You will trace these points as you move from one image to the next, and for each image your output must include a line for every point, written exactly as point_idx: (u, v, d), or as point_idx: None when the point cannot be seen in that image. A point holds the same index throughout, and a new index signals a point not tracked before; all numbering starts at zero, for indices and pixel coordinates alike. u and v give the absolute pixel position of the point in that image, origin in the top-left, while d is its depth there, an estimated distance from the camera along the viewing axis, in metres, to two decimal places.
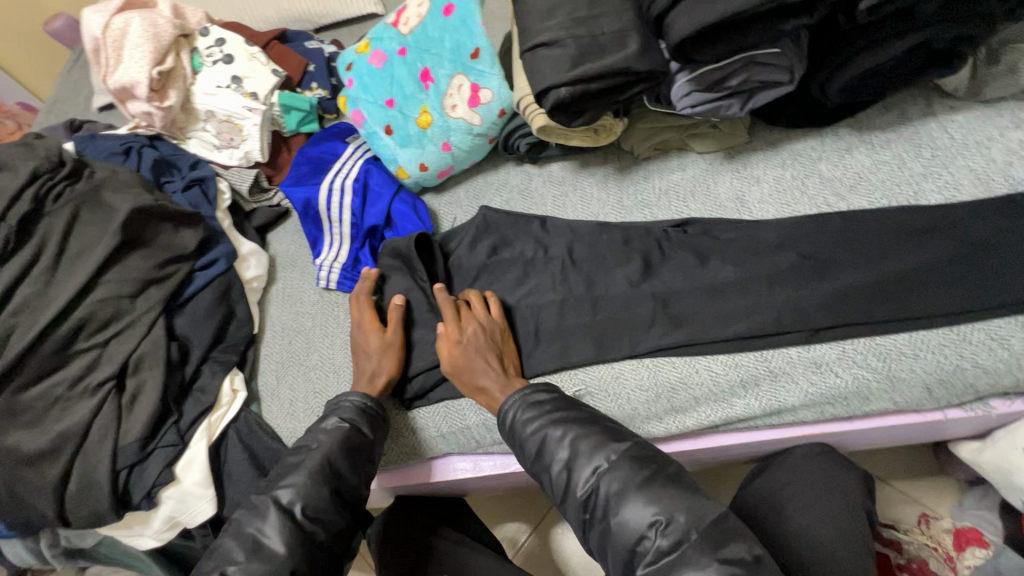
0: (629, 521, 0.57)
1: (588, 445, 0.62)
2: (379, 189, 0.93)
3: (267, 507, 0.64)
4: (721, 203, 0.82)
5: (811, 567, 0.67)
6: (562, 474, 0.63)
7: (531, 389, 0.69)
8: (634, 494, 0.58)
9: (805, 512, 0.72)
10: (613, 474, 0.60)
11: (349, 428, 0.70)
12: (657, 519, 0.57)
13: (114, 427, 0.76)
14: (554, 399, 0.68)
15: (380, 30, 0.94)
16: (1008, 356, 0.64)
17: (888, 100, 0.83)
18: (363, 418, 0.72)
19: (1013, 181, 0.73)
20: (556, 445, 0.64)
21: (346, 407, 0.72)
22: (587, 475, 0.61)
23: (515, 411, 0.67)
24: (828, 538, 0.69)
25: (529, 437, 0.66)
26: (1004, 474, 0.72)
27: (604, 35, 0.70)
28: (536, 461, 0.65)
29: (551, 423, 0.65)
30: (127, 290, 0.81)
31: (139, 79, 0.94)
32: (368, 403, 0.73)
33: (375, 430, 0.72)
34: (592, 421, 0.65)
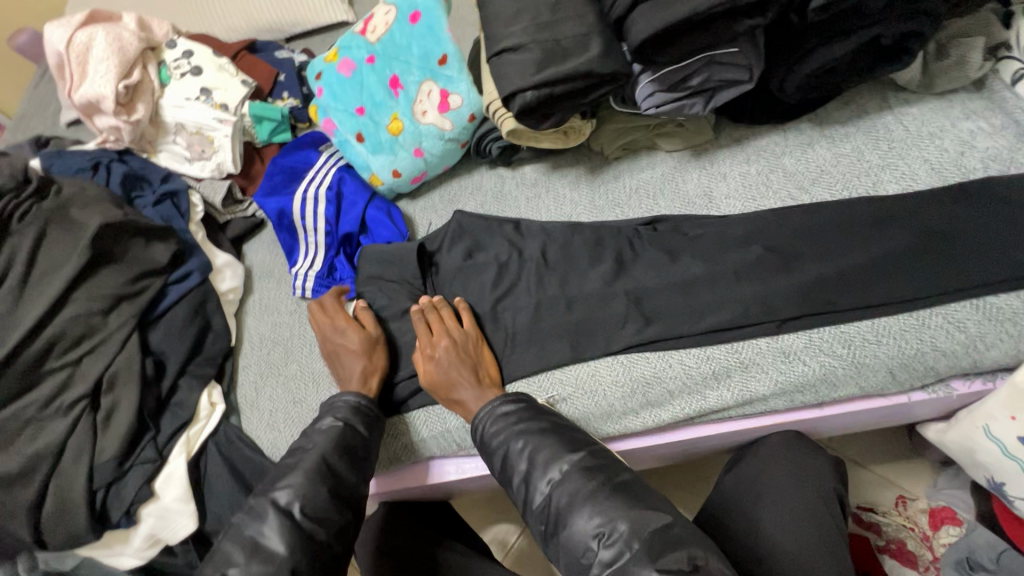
0: (576, 533, 0.59)
1: (546, 456, 0.64)
2: (353, 197, 0.92)
3: (265, 508, 0.63)
4: (691, 199, 0.84)
5: (763, 561, 0.68)
6: (522, 485, 0.65)
7: (500, 401, 0.70)
8: (580, 506, 0.59)
9: (769, 511, 0.73)
10: (564, 487, 0.61)
11: (344, 427, 0.70)
12: (600, 531, 0.58)
13: (90, 446, 0.75)
14: (521, 410, 0.69)
15: (348, 39, 0.94)
16: (964, 338, 0.67)
17: (847, 96, 0.86)
18: (358, 417, 0.72)
19: (965, 171, 0.75)
20: (516, 458, 0.65)
21: (340, 406, 0.72)
22: (543, 487, 0.63)
23: (484, 423, 0.69)
24: (789, 538, 0.69)
25: (495, 449, 0.67)
26: (969, 453, 0.74)
27: (567, 39, 0.72)
28: (501, 472, 0.67)
29: (514, 435, 0.67)
30: (99, 307, 0.80)
31: (105, 93, 0.92)
32: (361, 402, 0.73)
33: (371, 429, 0.73)
34: (553, 432, 0.66)
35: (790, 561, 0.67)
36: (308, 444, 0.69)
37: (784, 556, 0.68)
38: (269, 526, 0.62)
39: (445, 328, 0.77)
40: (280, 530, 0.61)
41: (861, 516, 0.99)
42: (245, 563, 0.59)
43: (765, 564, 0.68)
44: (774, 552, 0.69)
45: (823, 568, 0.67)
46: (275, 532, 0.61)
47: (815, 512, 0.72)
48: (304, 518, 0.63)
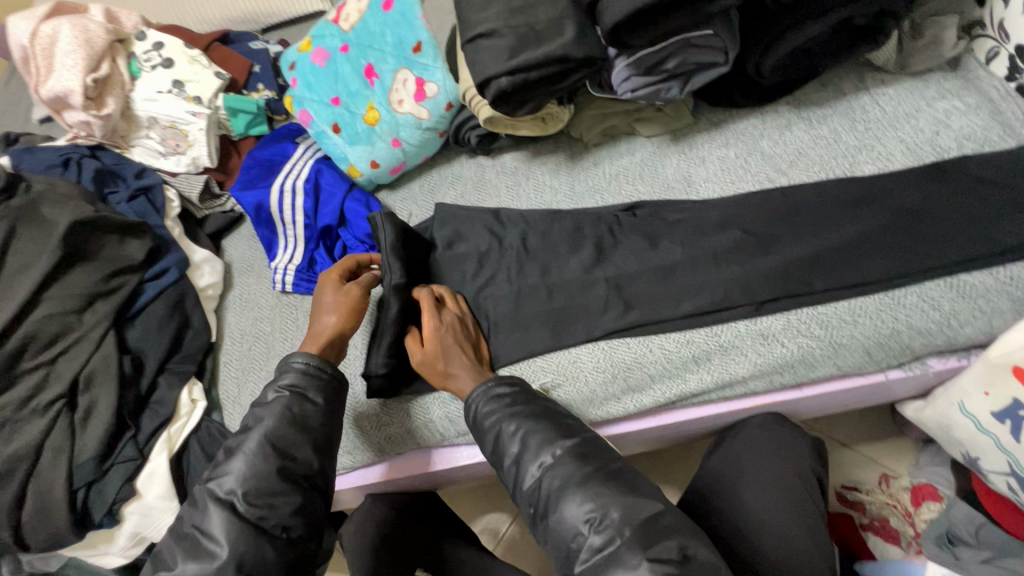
0: (566, 518, 0.59)
1: (537, 440, 0.63)
2: (331, 188, 0.91)
3: (205, 503, 0.62)
4: (670, 184, 0.84)
5: (745, 536, 0.70)
6: (512, 467, 0.64)
7: (494, 381, 0.69)
8: (573, 491, 0.59)
9: (751, 487, 0.74)
10: (556, 470, 0.61)
11: (289, 398, 0.67)
12: (591, 516, 0.58)
13: (68, 446, 0.74)
14: (515, 392, 0.68)
15: (322, 28, 0.93)
16: (938, 316, 0.68)
17: (825, 77, 0.86)
18: (309, 383, 0.68)
19: (939, 150, 0.76)
20: (508, 440, 0.65)
21: (292, 369, 0.69)
22: (534, 471, 0.62)
23: (477, 404, 0.68)
24: (769, 513, 0.71)
25: (486, 430, 0.66)
26: (945, 430, 0.75)
27: (541, 24, 0.71)
28: (492, 454, 0.66)
29: (507, 417, 0.66)
30: (73, 306, 0.79)
31: (73, 88, 0.90)
32: (316, 366, 0.69)
33: (322, 395, 0.69)
34: (546, 416, 0.65)
35: (769, 534, 0.69)
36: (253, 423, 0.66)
37: (765, 531, 0.70)
38: (211, 521, 0.61)
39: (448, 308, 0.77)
40: (227, 528, 0.60)
41: (846, 496, 1.01)
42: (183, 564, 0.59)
43: (746, 539, 0.70)
44: (755, 528, 0.70)
45: (797, 540, 0.69)
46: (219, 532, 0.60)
47: (791, 487, 0.73)
48: (246, 509, 0.61)
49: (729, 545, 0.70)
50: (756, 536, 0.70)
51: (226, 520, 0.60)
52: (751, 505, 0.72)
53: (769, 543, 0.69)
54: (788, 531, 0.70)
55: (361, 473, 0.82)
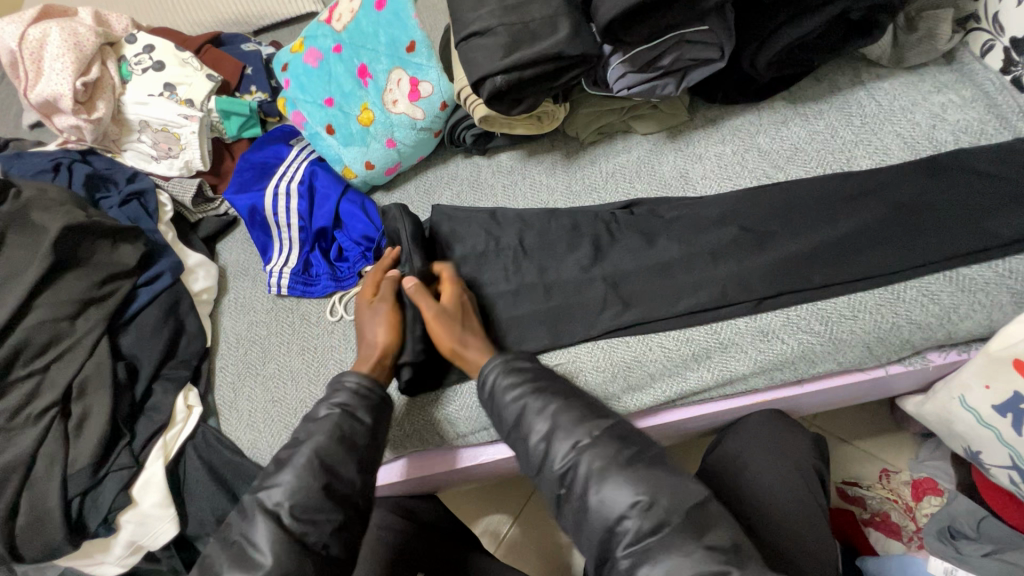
0: (608, 501, 0.57)
1: (568, 419, 0.62)
2: (325, 190, 0.90)
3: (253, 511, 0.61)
4: (667, 181, 0.84)
5: (770, 525, 0.69)
6: (541, 445, 0.62)
7: (512, 356, 0.68)
8: (616, 473, 0.58)
9: (762, 477, 0.73)
10: (595, 451, 0.59)
11: (340, 415, 0.66)
12: (639, 500, 0.56)
13: (63, 454, 0.73)
14: (535, 368, 0.68)
15: (314, 28, 0.92)
16: (939, 310, 0.68)
17: (820, 72, 0.86)
18: (359, 403, 0.67)
19: (936, 144, 0.76)
20: (536, 417, 0.63)
21: (345, 388, 0.68)
22: (568, 449, 0.60)
23: (494, 378, 0.67)
24: (780, 504, 0.71)
25: (509, 405, 0.65)
26: (945, 423, 0.75)
27: (535, 22, 0.70)
28: (514, 431, 0.65)
29: (533, 392, 0.65)
30: (66, 312, 0.78)
31: (63, 91, 0.89)
32: (364, 387, 0.68)
33: (373, 415, 0.68)
34: (574, 395, 0.65)
35: (780, 530, 0.69)
36: (304, 436, 0.65)
37: (776, 524, 0.69)
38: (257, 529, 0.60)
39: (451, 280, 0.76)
40: (273, 540, 0.59)
41: (846, 491, 1.00)
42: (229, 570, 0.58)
43: (771, 529, 0.69)
44: (773, 518, 0.70)
45: (800, 534, 0.69)
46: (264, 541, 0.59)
47: (790, 483, 0.73)
48: (292, 521, 0.60)
49: (756, 531, 0.69)
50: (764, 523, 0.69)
51: (272, 533, 0.59)
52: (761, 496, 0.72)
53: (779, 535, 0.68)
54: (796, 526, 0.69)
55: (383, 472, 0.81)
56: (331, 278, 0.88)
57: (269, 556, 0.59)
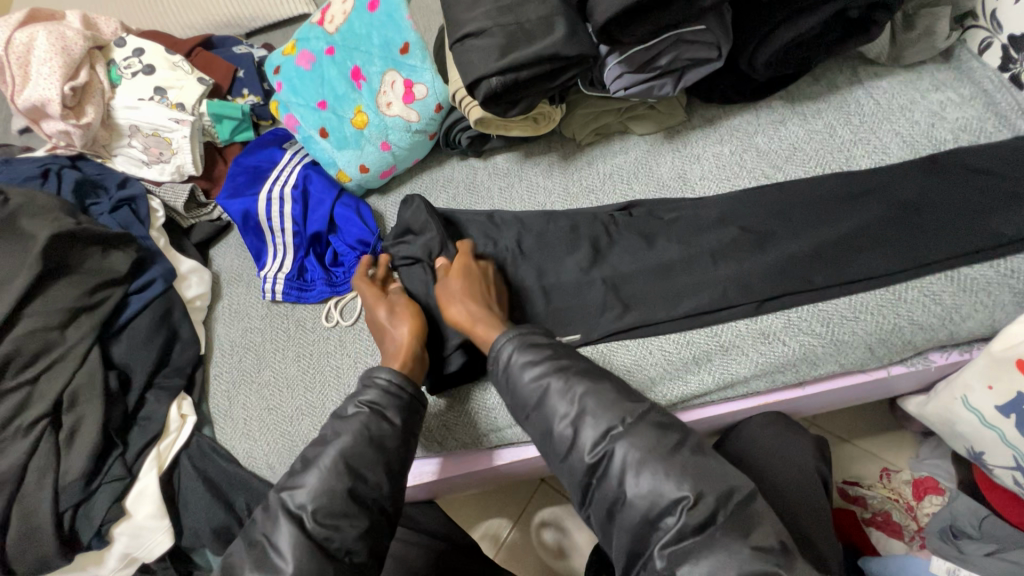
0: (647, 494, 0.54)
1: (597, 403, 0.59)
2: (320, 195, 0.89)
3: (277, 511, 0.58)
4: (665, 182, 0.83)
5: (801, 518, 0.69)
6: (568, 430, 0.59)
7: (526, 330, 0.65)
8: (654, 464, 0.55)
9: (781, 467, 0.73)
10: (630, 440, 0.56)
11: (368, 415, 0.63)
12: (683, 496, 0.53)
13: (54, 467, 0.72)
14: (555, 346, 0.64)
15: (306, 30, 0.91)
16: (941, 311, 0.67)
17: (818, 71, 0.85)
18: (388, 401, 0.64)
19: (936, 143, 0.75)
20: (561, 400, 0.60)
21: (376, 385, 0.65)
22: (600, 435, 0.58)
23: (510, 355, 0.64)
24: (797, 496, 0.71)
25: (530, 386, 0.62)
26: (947, 423, 0.74)
27: (531, 22, 0.69)
28: (537, 414, 0.61)
29: (556, 372, 0.61)
30: (55, 321, 0.77)
31: (50, 96, 0.87)
32: (394, 384, 0.65)
33: (402, 415, 0.65)
34: (602, 376, 0.62)
35: (804, 524, 0.68)
36: (330, 436, 0.62)
37: (798, 519, 0.69)
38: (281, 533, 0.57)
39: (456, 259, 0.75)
40: (292, 541, 0.56)
41: (847, 490, 0.99)
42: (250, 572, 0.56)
43: (803, 521, 0.68)
44: (799, 511, 0.69)
45: (814, 531, 0.68)
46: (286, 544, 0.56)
47: (796, 482, 0.72)
48: (316, 527, 0.57)
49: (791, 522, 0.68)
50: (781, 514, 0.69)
51: (293, 536, 0.57)
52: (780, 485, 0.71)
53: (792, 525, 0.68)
54: (808, 519, 0.69)
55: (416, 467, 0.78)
56: (326, 283, 0.87)
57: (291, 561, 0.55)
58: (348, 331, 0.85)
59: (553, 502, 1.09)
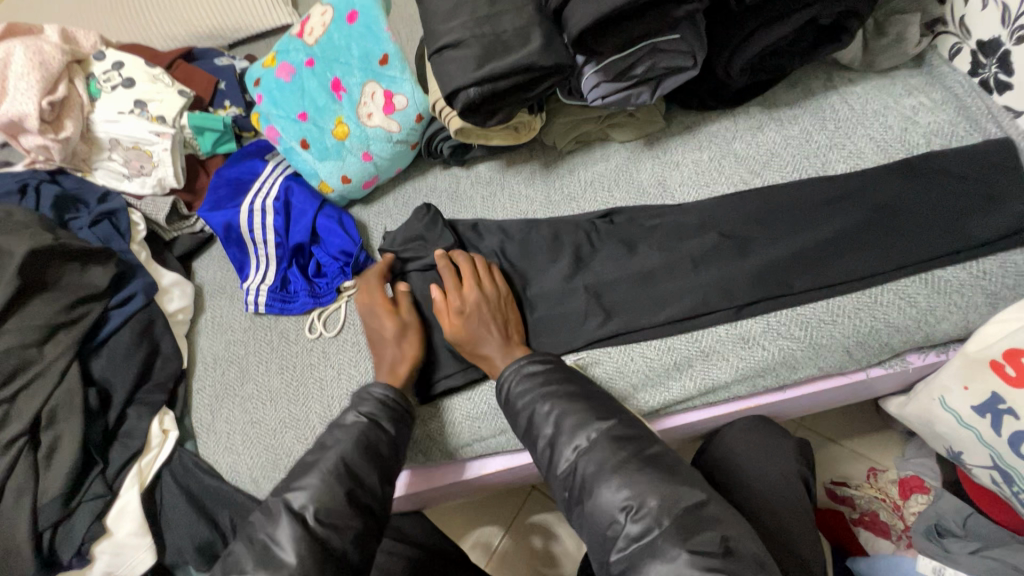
0: (602, 503, 0.55)
1: (573, 423, 0.60)
2: (302, 206, 0.89)
3: (279, 510, 0.59)
4: (646, 189, 0.84)
5: (774, 526, 0.69)
6: (546, 450, 0.60)
7: (526, 359, 0.65)
8: (609, 476, 0.55)
9: (764, 472, 0.73)
10: (591, 455, 0.57)
11: (367, 424, 0.65)
12: (628, 504, 0.53)
13: (32, 486, 0.71)
14: (548, 370, 0.65)
15: (286, 42, 0.91)
16: (916, 313, 0.68)
17: (793, 77, 0.86)
18: (384, 412, 0.66)
19: (909, 147, 0.76)
20: (542, 421, 0.61)
21: (369, 399, 0.67)
22: (569, 454, 0.58)
23: (510, 382, 0.64)
24: (776, 501, 0.71)
25: (519, 409, 0.63)
26: (928, 424, 0.75)
27: (507, 33, 0.70)
28: (525, 436, 0.63)
29: (541, 397, 0.62)
30: (33, 338, 0.76)
31: (27, 111, 0.86)
32: (391, 396, 0.67)
33: (397, 425, 0.67)
34: (582, 397, 0.62)
35: (779, 531, 0.68)
36: (328, 440, 0.64)
37: (774, 526, 0.69)
38: (281, 531, 0.57)
39: (458, 289, 0.73)
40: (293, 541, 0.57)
41: (835, 492, 1.00)
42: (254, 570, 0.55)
43: (775, 528, 0.68)
44: (773, 519, 0.69)
45: (792, 539, 0.68)
46: (288, 544, 0.56)
47: (777, 489, 0.72)
48: (319, 525, 0.58)
49: (765, 527, 0.68)
50: (756, 520, 0.69)
51: (265, 556, 0.56)
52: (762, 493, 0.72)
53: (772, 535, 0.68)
54: (794, 526, 0.69)
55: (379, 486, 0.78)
56: (309, 294, 0.87)
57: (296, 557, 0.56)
58: (332, 342, 0.84)
59: (545, 508, 1.09)
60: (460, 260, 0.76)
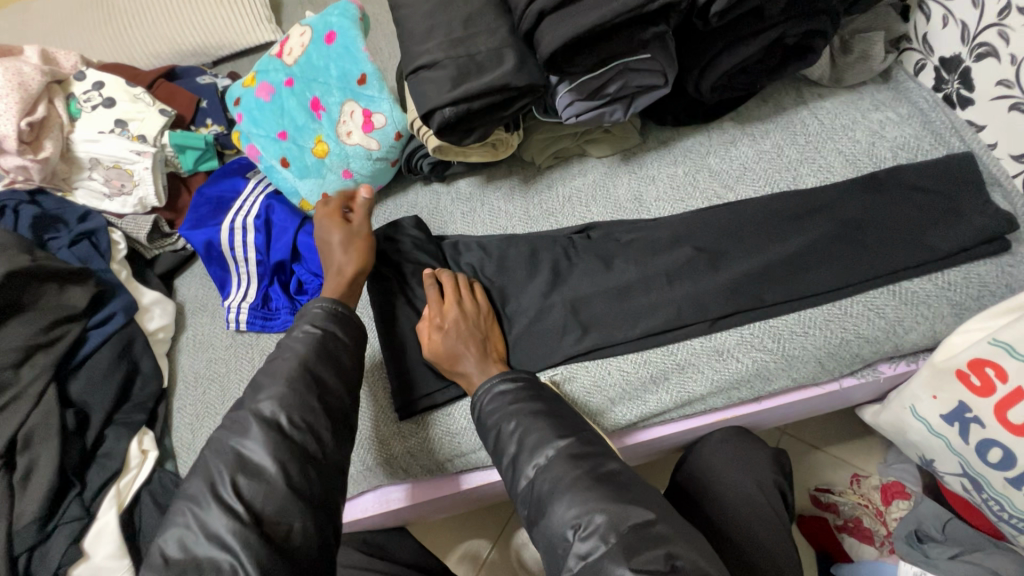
0: (555, 521, 0.55)
1: (534, 440, 0.60)
2: (282, 223, 0.88)
3: (248, 422, 0.60)
4: (622, 204, 0.85)
5: (747, 539, 0.69)
6: (510, 468, 0.61)
7: (498, 378, 0.66)
8: (562, 494, 0.56)
9: (739, 485, 0.74)
10: (548, 473, 0.58)
11: (322, 334, 0.68)
12: (578, 521, 0.54)
13: (7, 509, 0.70)
14: (518, 387, 0.65)
15: (265, 62, 0.92)
16: (884, 324, 0.70)
17: (766, 93, 0.88)
18: (334, 321, 0.70)
19: (877, 161, 0.78)
20: (506, 439, 0.62)
21: (316, 313, 0.70)
22: (529, 472, 0.59)
23: (482, 401, 0.66)
24: (751, 513, 0.72)
25: (488, 427, 0.64)
26: (900, 432, 0.76)
27: (481, 53, 0.71)
28: (493, 454, 0.64)
29: (506, 415, 0.63)
30: (9, 361, 0.75)
31: (7, 132, 0.86)
32: (338, 308, 0.71)
33: (350, 334, 0.70)
34: (546, 414, 0.62)
35: (753, 544, 0.69)
36: (286, 354, 0.66)
37: (748, 539, 0.69)
38: (253, 440, 0.59)
39: (440, 309, 0.74)
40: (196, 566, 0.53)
41: (820, 498, 1.01)
42: (232, 479, 0.57)
43: (748, 540, 0.69)
44: (748, 531, 0.70)
45: (767, 550, 0.69)
46: (263, 450, 0.58)
47: (754, 501, 0.73)
48: (293, 429, 0.60)
49: (739, 540, 0.69)
50: (729, 534, 0.70)
51: None
52: (745, 518, 0.71)
53: (754, 562, 0.67)
54: (777, 552, 0.69)
55: (370, 499, 0.79)
56: (292, 311, 0.87)
57: (274, 462, 0.58)
58: None
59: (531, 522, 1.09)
60: (444, 277, 0.77)
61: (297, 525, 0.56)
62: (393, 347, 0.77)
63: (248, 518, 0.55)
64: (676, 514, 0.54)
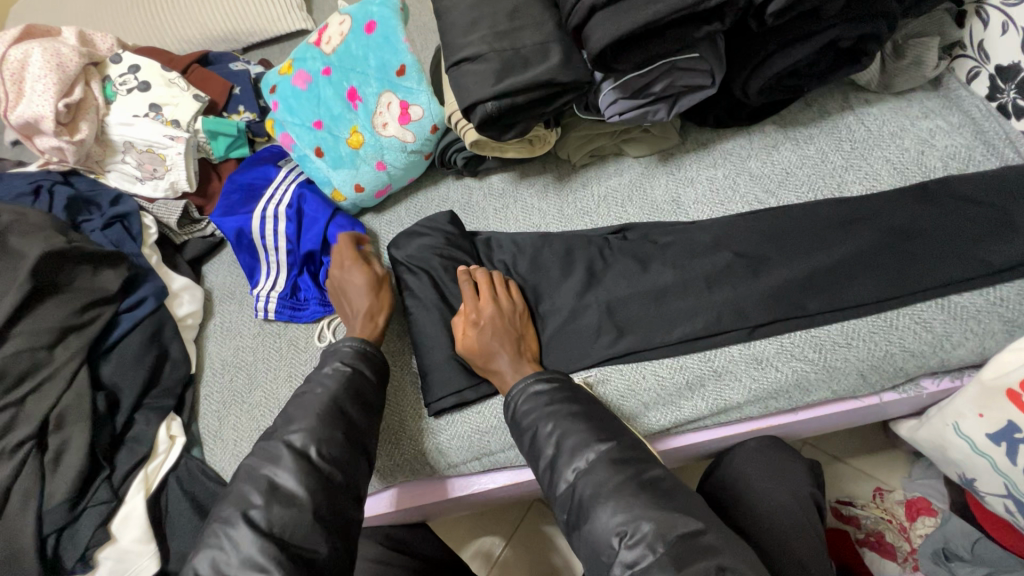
0: (599, 527, 0.54)
1: (573, 443, 0.59)
2: (314, 214, 0.88)
3: (279, 448, 0.60)
4: (659, 206, 0.83)
5: (784, 550, 0.68)
6: (547, 471, 0.61)
7: (532, 378, 0.65)
8: (604, 500, 0.55)
9: (776, 495, 0.73)
10: (588, 478, 0.57)
11: (353, 372, 0.67)
12: (623, 529, 0.53)
13: (39, 490, 0.70)
14: (554, 389, 0.65)
15: (303, 50, 0.91)
16: (931, 337, 0.68)
17: (810, 96, 0.86)
18: (364, 362, 0.69)
19: (926, 170, 0.76)
20: (543, 441, 0.61)
21: (345, 351, 0.70)
22: (569, 475, 0.58)
23: (516, 400, 0.65)
24: (787, 523, 0.71)
25: (524, 428, 0.64)
26: (940, 448, 0.75)
27: (527, 48, 0.70)
28: (529, 456, 0.63)
29: (543, 417, 0.62)
30: (44, 341, 0.75)
31: (44, 113, 0.86)
32: (366, 346, 0.71)
33: (378, 373, 0.70)
34: (585, 417, 0.62)
35: (790, 555, 0.67)
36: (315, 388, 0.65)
37: (786, 549, 0.68)
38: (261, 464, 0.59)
39: (475, 306, 0.73)
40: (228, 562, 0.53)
41: (841, 510, 0.98)
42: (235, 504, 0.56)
43: (787, 552, 0.68)
44: (785, 543, 0.69)
45: (804, 563, 0.67)
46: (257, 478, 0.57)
47: (790, 512, 0.72)
48: (294, 453, 0.60)
49: (776, 551, 0.68)
50: (766, 545, 0.68)
51: None
52: (780, 530, 0.70)
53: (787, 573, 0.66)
54: (814, 566, 0.67)
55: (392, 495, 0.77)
56: (320, 303, 0.86)
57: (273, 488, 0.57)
58: None
59: (546, 520, 1.08)
60: (480, 274, 0.76)
61: (322, 549, 0.56)
62: (424, 343, 0.77)
63: (276, 541, 0.55)
64: (723, 523, 0.53)
